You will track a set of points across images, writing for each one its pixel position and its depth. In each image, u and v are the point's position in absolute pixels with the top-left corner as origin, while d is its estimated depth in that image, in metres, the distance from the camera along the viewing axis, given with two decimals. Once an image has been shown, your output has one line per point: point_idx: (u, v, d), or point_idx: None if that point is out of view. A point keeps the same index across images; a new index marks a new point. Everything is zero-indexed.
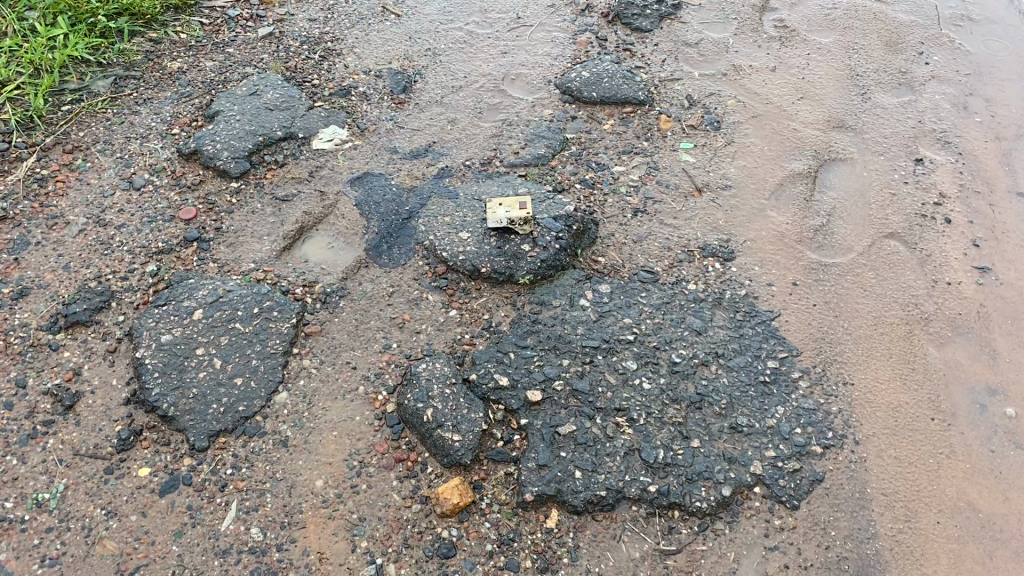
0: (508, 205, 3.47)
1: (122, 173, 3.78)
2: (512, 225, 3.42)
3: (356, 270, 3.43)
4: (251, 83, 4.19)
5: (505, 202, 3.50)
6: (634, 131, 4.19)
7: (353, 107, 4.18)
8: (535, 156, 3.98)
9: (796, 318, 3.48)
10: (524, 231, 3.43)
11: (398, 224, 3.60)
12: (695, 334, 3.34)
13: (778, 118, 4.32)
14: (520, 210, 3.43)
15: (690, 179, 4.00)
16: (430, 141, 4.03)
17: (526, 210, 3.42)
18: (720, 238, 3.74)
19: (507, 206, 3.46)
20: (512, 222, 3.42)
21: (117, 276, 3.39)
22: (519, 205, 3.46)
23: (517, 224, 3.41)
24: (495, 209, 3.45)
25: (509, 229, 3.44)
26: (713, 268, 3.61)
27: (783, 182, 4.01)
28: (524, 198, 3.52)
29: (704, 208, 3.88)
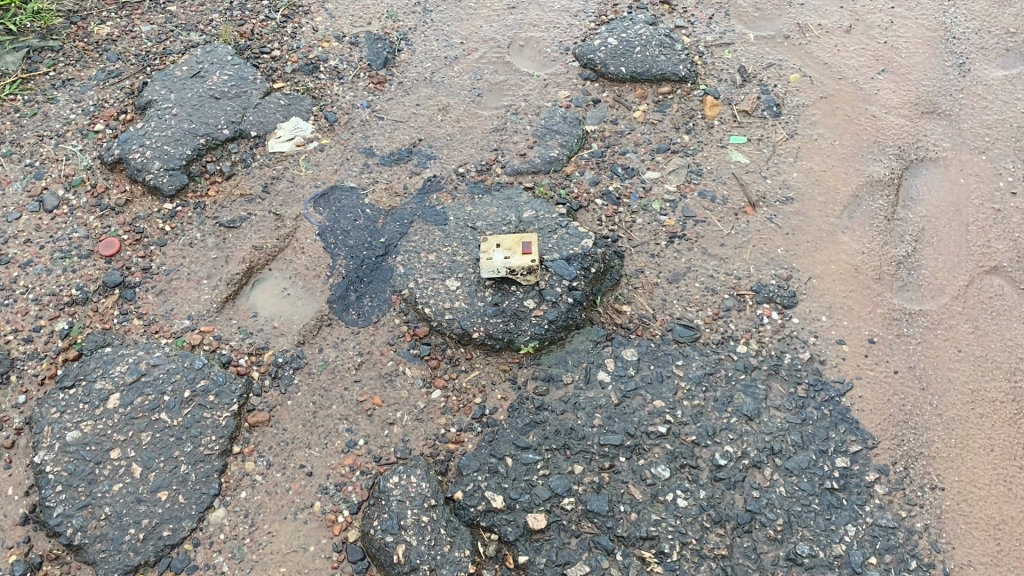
0: (510, 246, 2.73)
1: (29, 188, 3.03)
2: (511, 277, 2.70)
3: (316, 331, 2.72)
4: (193, 57, 3.36)
5: (509, 240, 2.75)
6: (672, 120, 3.35)
7: (321, 90, 3.36)
8: (546, 160, 3.18)
9: (872, 391, 2.76)
10: (528, 281, 2.70)
11: (371, 263, 2.87)
12: (743, 421, 2.64)
13: (853, 99, 3.46)
14: (523, 256, 2.70)
15: (741, 189, 3.19)
16: (415, 140, 3.23)
17: (531, 256, 2.69)
18: (777, 276, 2.98)
19: (509, 247, 2.72)
20: (510, 271, 2.69)
21: (19, 337, 2.71)
22: (522, 247, 2.72)
23: (516, 274, 2.69)
24: (490, 254, 2.71)
25: (509, 279, 2.71)
26: (769, 321, 2.87)
27: (858, 192, 3.20)
28: (533, 236, 2.77)
29: (758, 229, 3.09)
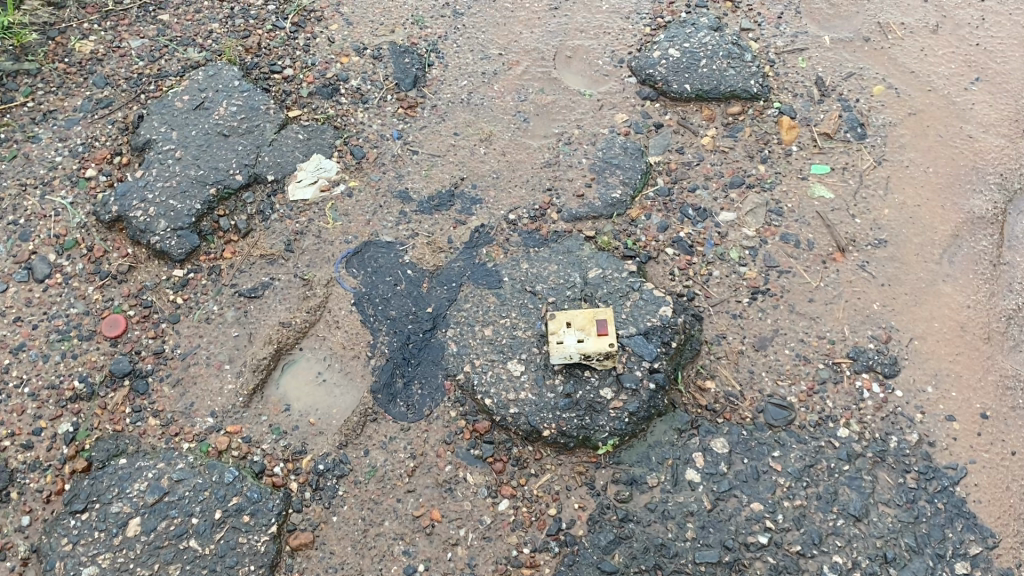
0: (582, 324, 2.36)
1: (14, 251, 2.61)
2: (583, 362, 2.34)
3: (360, 427, 2.37)
4: (194, 82, 2.91)
5: (578, 315, 2.38)
6: (745, 147, 2.95)
7: (343, 118, 2.93)
8: (607, 203, 2.79)
9: (989, 477, 2.46)
10: (604, 366, 2.35)
11: (418, 339, 2.49)
12: (851, 523, 2.34)
13: (946, 115, 3.07)
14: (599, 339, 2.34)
15: (828, 230, 2.82)
16: (456, 179, 2.82)
17: (610, 339, 2.33)
18: (875, 338, 2.64)
19: (580, 326, 2.35)
20: (584, 356, 2.33)
21: (17, 443, 2.33)
22: (597, 325, 2.36)
23: (590, 359, 2.33)
24: (560, 334, 2.34)
25: (581, 364, 2.36)
26: (869, 395, 2.55)
27: (959, 231, 2.84)
28: (606, 310, 2.40)
29: (850, 280, 2.74)
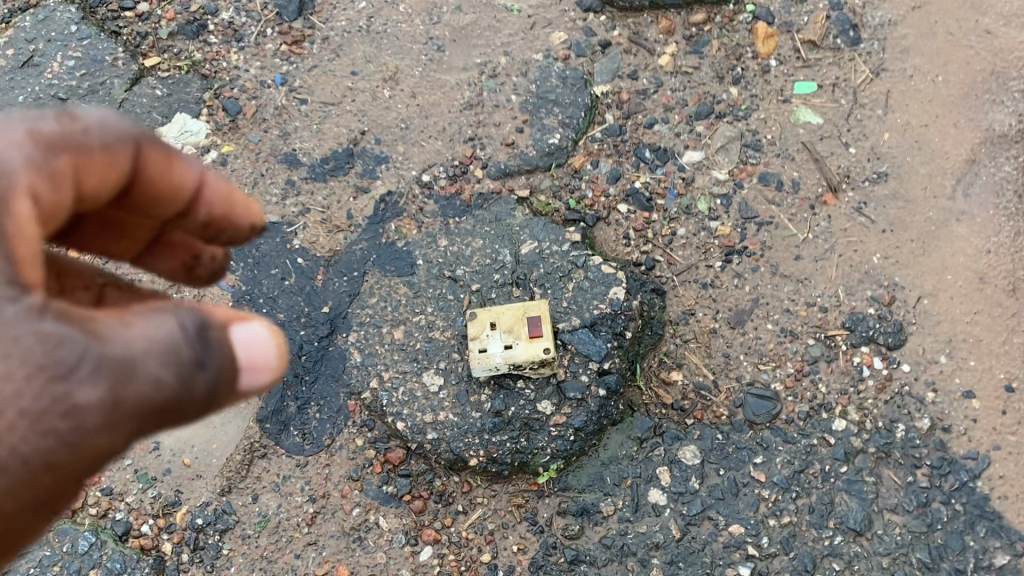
0: (510, 325, 1.88)
1: None
2: (512, 371, 1.87)
3: (244, 467, 1.92)
4: (21, 31, 2.39)
5: (506, 311, 1.90)
6: (712, 65, 2.40)
7: (213, 62, 2.36)
8: (543, 151, 2.26)
9: (1018, 466, 2.02)
10: (539, 374, 1.89)
11: (313, 350, 2.02)
12: (851, 540, 1.93)
13: (961, 5, 2.50)
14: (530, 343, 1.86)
15: (815, 166, 2.31)
16: (356, 133, 2.27)
17: (546, 343, 1.84)
18: (876, 300, 2.16)
19: (507, 328, 1.88)
20: (511, 365, 1.86)
21: None
22: (530, 326, 1.87)
23: (519, 368, 1.86)
24: (484, 342, 1.86)
25: (512, 374, 1.89)
26: (871, 375, 2.09)
27: (976, 154, 2.33)
28: (542, 302, 1.91)
29: (844, 229, 2.25)
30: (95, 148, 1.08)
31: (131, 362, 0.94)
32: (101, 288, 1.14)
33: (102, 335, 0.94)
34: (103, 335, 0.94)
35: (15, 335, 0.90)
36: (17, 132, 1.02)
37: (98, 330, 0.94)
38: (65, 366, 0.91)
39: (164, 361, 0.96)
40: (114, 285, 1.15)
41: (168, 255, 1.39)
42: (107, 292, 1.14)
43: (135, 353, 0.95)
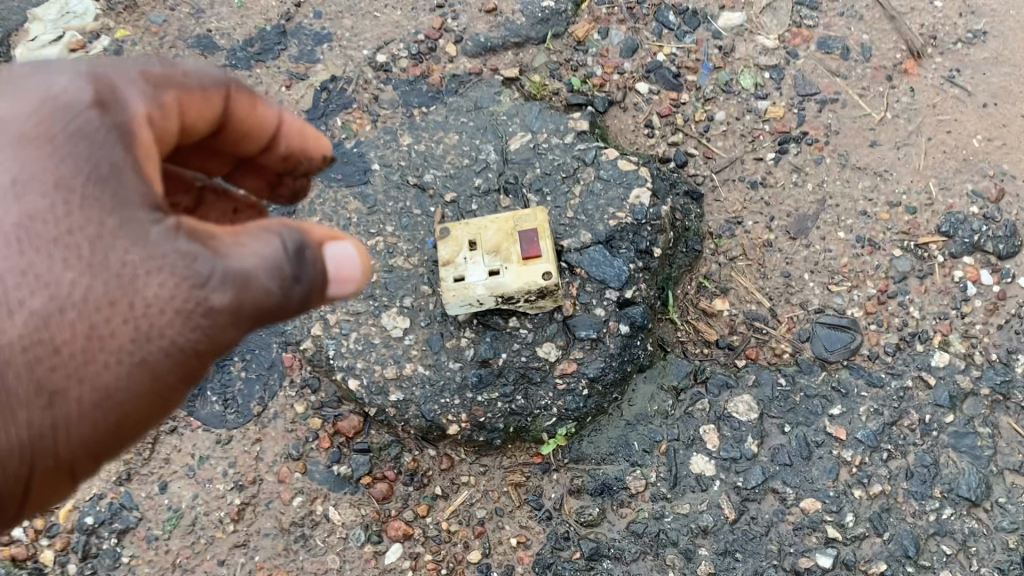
0: (496, 243, 1.37)
1: None
2: (501, 306, 1.37)
3: (150, 448, 1.45)
4: None
5: (490, 225, 1.39)
6: None
7: None
8: (535, 19, 1.73)
9: None
10: (539, 309, 1.39)
11: None
12: (964, 513, 1.43)
13: None
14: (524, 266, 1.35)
15: (891, 26, 1.77)
16: (290, 6, 1.76)
17: (548, 267, 1.34)
18: (980, 195, 1.64)
19: (492, 247, 1.37)
20: (499, 298, 1.35)
21: None
22: (524, 244, 1.36)
23: (511, 301, 1.36)
24: (462, 270, 1.36)
25: (503, 309, 1.39)
26: (978, 292, 1.57)
27: None
28: (539, 210, 1.40)
29: (933, 104, 1.71)
30: (199, 90, 0.95)
31: (265, 273, 0.85)
32: (201, 191, 1.08)
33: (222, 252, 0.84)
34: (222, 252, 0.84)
35: (154, 250, 0.81)
36: (131, 73, 0.89)
37: (218, 246, 0.84)
38: (203, 277, 0.82)
39: (286, 273, 0.85)
40: (213, 187, 1.09)
41: (250, 182, 1.19)
42: (205, 198, 1.08)
43: (268, 266, 0.85)
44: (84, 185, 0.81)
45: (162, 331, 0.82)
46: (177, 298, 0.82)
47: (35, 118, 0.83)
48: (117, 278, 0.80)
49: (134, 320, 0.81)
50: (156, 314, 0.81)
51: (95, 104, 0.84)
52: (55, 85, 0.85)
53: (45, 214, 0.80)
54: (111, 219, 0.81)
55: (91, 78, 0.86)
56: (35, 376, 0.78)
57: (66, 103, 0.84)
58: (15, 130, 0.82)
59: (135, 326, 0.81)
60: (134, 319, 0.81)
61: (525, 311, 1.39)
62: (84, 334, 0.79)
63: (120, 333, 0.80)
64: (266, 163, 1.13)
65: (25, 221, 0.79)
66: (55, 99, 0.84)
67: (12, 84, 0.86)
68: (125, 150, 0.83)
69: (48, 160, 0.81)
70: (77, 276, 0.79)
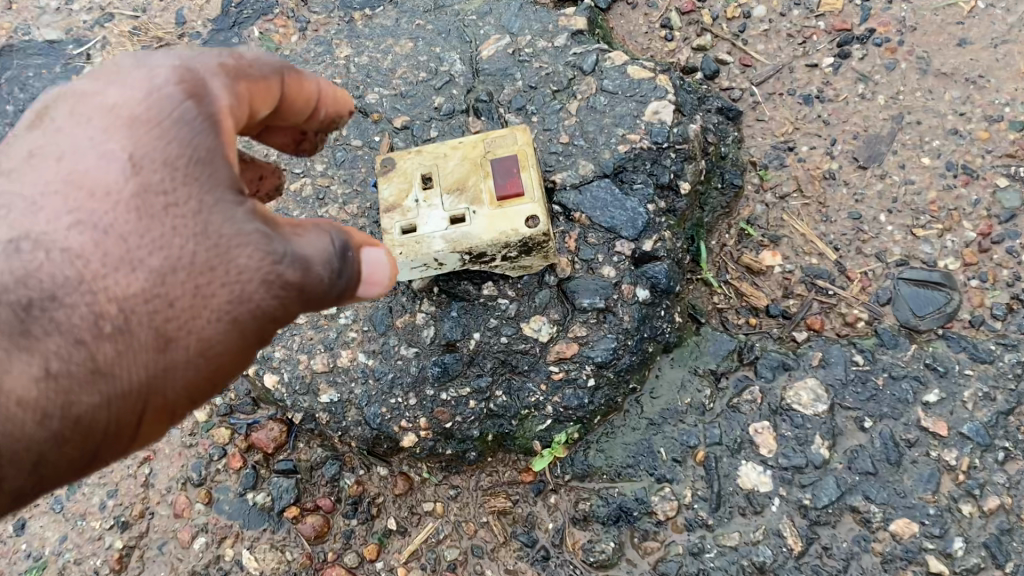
0: (458, 180, 0.97)
1: None
2: (470, 267, 0.98)
3: None
4: None
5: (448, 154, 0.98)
6: None
7: None
8: None
9: None
10: (524, 268, 0.99)
11: None
12: None
13: None
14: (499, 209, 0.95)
15: None
16: None
17: (535, 206, 0.94)
18: None
19: (453, 186, 0.97)
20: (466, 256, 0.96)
21: None
22: (499, 176, 0.96)
23: (483, 260, 0.96)
24: (412, 215, 0.95)
25: (472, 271, 0.99)
26: None
27: None
28: (517, 129, 1.00)
29: None
30: (271, 81, 0.72)
31: (325, 261, 0.68)
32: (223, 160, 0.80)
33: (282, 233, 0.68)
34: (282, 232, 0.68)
35: (241, 228, 0.65)
36: (214, 60, 0.68)
37: (278, 228, 0.68)
38: (279, 255, 0.66)
39: (337, 263, 0.69)
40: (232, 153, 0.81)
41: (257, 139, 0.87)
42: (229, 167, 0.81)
43: (341, 257, 0.69)
44: (186, 165, 0.64)
45: (260, 299, 0.65)
46: (271, 270, 0.65)
47: (135, 99, 0.64)
48: (213, 243, 0.64)
49: (228, 283, 0.64)
50: (250, 283, 0.65)
51: (183, 85, 0.65)
52: (154, 69, 0.66)
53: (154, 184, 0.62)
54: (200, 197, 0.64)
55: (185, 65, 0.66)
56: (152, 331, 0.61)
57: (157, 87, 0.65)
58: (121, 113, 0.64)
59: (233, 290, 0.64)
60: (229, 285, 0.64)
61: (504, 271, 1.00)
62: (188, 291, 0.63)
63: (218, 299, 0.63)
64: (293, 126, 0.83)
65: (133, 187, 0.62)
66: (153, 83, 0.65)
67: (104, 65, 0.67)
68: (221, 134, 0.65)
69: (154, 141, 0.63)
70: (185, 240, 0.63)
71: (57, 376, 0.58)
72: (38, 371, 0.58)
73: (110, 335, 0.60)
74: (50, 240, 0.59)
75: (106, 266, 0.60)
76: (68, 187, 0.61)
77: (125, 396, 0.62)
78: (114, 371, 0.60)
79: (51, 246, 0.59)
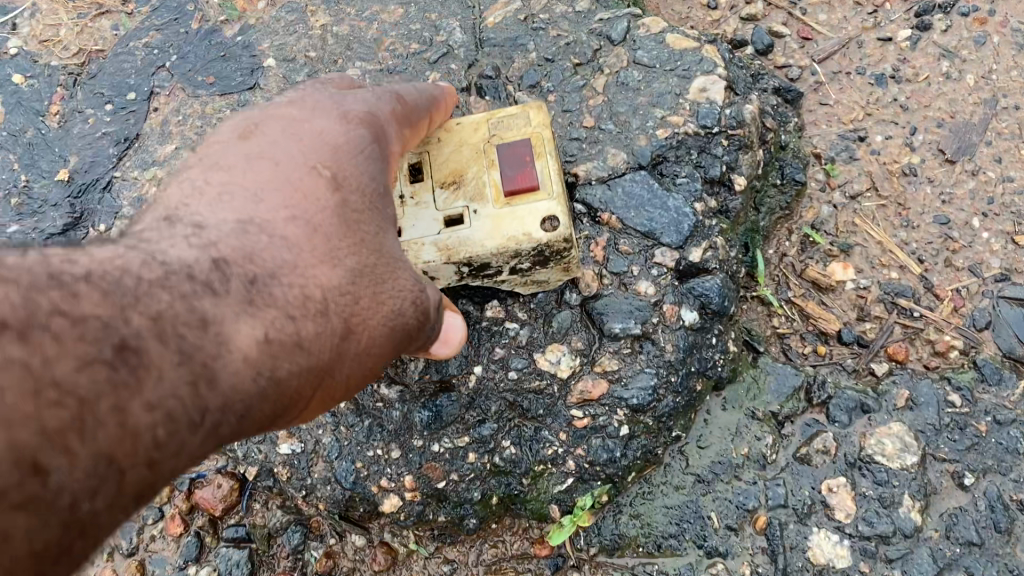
0: (454, 170, 0.75)
1: None
2: (469, 281, 0.77)
3: None
4: None
5: (443, 137, 0.76)
6: None
7: None
8: None
9: None
10: (534, 283, 0.78)
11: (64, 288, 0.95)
12: None
13: None
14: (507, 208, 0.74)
15: None
16: None
17: (556, 209, 0.73)
18: None
19: (448, 179, 0.75)
20: (465, 268, 0.74)
21: None
22: (510, 166, 0.74)
23: (487, 273, 0.75)
24: (395, 215, 0.74)
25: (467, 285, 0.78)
26: None
27: None
28: (529, 105, 0.77)
29: None
30: (424, 121, 0.70)
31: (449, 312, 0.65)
32: None
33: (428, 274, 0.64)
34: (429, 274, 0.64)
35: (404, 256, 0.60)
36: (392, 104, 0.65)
37: None
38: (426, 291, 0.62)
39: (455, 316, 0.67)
40: None
41: None
42: None
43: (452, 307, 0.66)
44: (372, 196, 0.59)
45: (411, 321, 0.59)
46: (421, 295, 0.60)
47: (336, 128, 0.59)
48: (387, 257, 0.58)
49: (395, 293, 0.58)
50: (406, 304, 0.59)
51: (373, 127, 0.61)
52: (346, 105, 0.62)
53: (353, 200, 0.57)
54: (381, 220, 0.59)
55: (375, 111, 0.63)
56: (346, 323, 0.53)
57: (351, 123, 0.60)
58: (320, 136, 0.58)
59: (400, 302, 0.58)
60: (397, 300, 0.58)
61: (513, 286, 0.78)
62: (372, 292, 0.56)
63: (390, 307, 0.56)
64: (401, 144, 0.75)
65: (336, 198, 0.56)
66: (347, 119, 0.60)
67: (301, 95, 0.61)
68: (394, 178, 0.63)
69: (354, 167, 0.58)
70: (370, 251, 0.57)
71: (272, 344, 0.48)
72: (259, 334, 0.48)
73: (315, 313, 0.51)
74: (267, 229, 0.52)
75: (315, 257, 0.53)
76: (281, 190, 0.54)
77: (311, 372, 0.51)
78: (311, 349, 0.51)
79: (270, 234, 0.52)
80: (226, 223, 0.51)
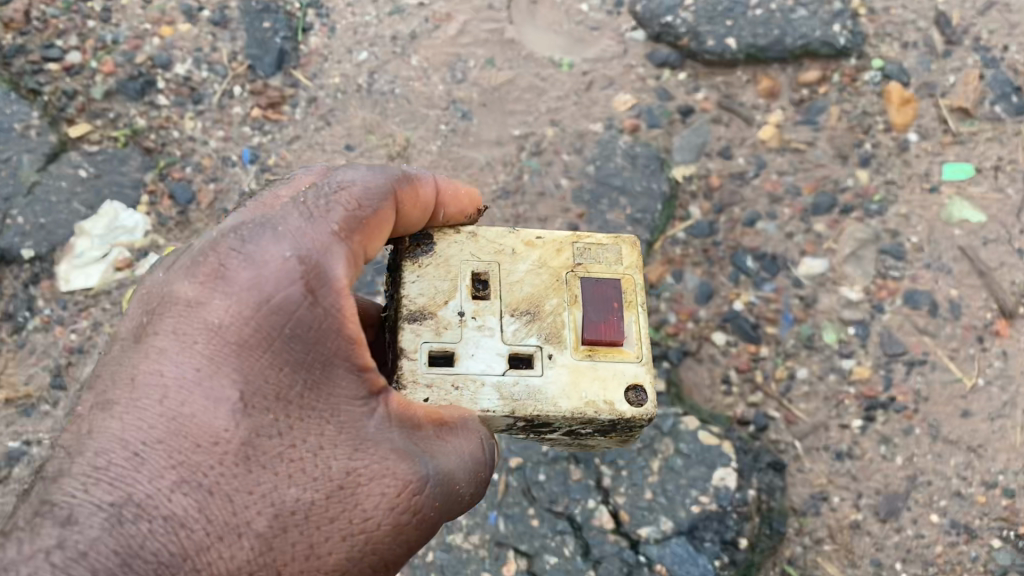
0: (539, 295, 1.06)
1: None
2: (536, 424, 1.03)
3: None
4: None
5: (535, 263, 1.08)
6: (831, 139, 1.77)
7: (159, 133, 1.73)
8: None
9: None
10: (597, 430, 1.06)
11: None
12: None
13: None
14: (585, 358, 1.04)
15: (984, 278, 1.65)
16: None
17: (630, 360, 1.04)
18: None
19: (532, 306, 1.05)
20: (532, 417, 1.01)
21: None
22: (595, 314, 1.05)
23: (551, 422, 1.02)
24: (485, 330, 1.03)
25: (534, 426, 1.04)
26: None
27: None
28: (616, 252, 1.10)
29: None
30: (382, 210, 0.96)
31: (463, 471, 0.92)
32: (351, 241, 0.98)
33: (429, 450, 0.91)
34: (426, 450, 0.90)
35: (379, 451, 0.88)
36: (330, 233, 0.90)
37: (427, 443, 0.91)
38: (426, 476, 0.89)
39: (465, 476, 0.93)
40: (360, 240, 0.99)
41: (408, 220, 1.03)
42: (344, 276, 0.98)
43: (475, 464, 0.93)
44: (306, 396, 0.86)
45: (383, 529, 0.88)
46: (403, 484, 0.88)
47: (231, 333, 0.84)
48: (336, 486, 0.85)
49: (334, 531, 0.85)
50: (378, 518, 0.87)
51: (300, 279, 0.86)
52: (270, 260, 0.86)
53: (266, 429, 0.83)
54: (331, 426, 0.86)
55: (301, 262, 0.87)
56: None
57: (269, 296, 0.85)
58: (231, 339, 0.84)
59: (351, 534, 0.86)
60: (359, 521, 0.86)
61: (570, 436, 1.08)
62: (302, 543, 0.83)
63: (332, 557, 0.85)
64: (409, 225, 1.03)
65: (242, 433, 0.82)
66: (260, 290, 0.85)
67: (207, 281, 0.86)
68: (348, 341, 0.88)
69: (260, 389, 0.84)
70: (303, 489, 0.84)
71: None
72: None
73: None
74: (153, 503, 0.79)
75: (215, 536, 0.80)
76: (175, 437, 0.81)
77: None
78: None
79: (154, 512, 0.79)
80: (116, 501, 0.78)
